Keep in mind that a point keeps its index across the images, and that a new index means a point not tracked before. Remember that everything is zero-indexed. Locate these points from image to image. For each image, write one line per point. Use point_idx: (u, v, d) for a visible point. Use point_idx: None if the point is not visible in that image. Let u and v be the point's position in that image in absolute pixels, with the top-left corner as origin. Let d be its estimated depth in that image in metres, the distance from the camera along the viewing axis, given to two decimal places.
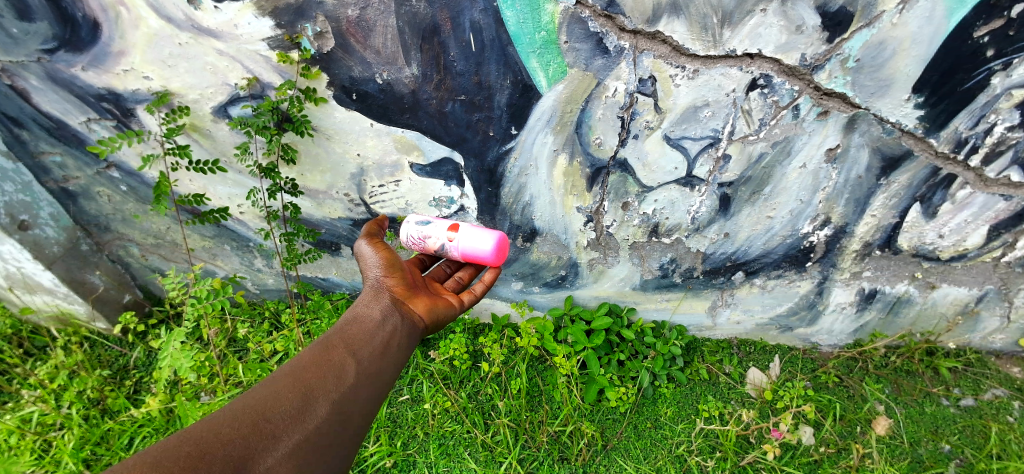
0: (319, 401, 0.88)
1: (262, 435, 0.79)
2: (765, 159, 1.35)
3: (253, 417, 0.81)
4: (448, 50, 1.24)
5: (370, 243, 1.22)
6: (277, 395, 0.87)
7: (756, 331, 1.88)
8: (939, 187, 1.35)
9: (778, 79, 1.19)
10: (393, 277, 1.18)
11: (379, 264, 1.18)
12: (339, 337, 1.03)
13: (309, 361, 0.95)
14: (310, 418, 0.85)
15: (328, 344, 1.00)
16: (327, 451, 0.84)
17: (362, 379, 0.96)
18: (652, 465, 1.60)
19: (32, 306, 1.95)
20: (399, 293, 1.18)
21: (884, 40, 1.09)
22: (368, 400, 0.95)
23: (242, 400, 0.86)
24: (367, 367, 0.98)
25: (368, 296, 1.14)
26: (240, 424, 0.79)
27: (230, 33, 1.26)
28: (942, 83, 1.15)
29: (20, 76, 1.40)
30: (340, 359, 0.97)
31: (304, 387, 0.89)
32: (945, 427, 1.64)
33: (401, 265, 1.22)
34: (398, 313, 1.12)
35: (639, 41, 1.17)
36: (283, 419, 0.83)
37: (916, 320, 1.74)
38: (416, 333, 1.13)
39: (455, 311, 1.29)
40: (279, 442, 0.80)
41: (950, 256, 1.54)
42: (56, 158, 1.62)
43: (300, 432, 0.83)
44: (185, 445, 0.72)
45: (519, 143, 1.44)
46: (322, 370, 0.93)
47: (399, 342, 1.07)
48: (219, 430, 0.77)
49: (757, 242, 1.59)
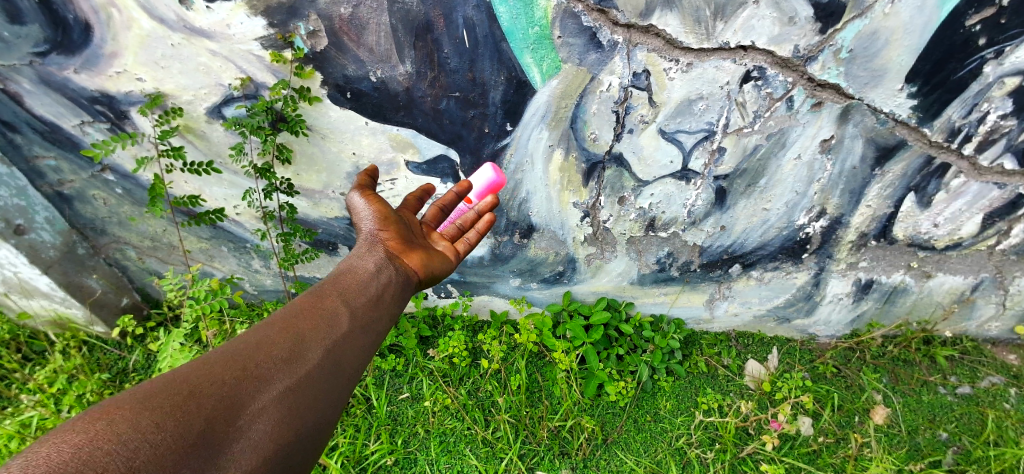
0: (312, 346, 0.86)
1: (254, 377, 0.76)
2: (759, 151, 1.36)
3: (244, 359, 0.78)
4: (442, 47, 1.25)
5: (363, 195, 1.19)
6: (267, 339, 0.84)
7: (754, 324, 1.89)
8: (934, 176, 1.36)
9: (772, 71, 1.19)
10: (388, 230, 1.16)
11: (373, 217, 1.16)
12: (333, 286, 1.01)
13: (302, 309, 0.92)
14: (303, 362, 0.83)
15: (320, 294, 0.98)
16: (323, 394, 0.82)
17: (356, 328, 0.94)
18: (652, 458, 1.61)
19: (30, 311, 1.95)
20: (394, 246, 1.15)
21: (876, 30, 1.09)
22: (362, 350, 0.93)
23: (230, 343, 0.82)
24: (362, 316, 0.97)
25: (362, 249, 1.12)
26: (229, 365, 0.76)
27: (223, 33, 1.26)
28: (935, 72, 1.15)
29: (12, 79, 1.40)
30: (333, 308, 0.95)
31: (296, 332, 0.87)
32: (942, 414, 1.65)
33: (396, 219, 1.20)
34: (393, 265, 1.10)
35: (632, 35, 1.18)
36: (275, 361, 0.80)
37: (912, 309, 1.74)
38: (409, 286, 1.12)
39: (451, 264, 1.25)
40: (271, 384, 0.77)
41: (945, 246, 1.54)
42: (51, 162, 1.62)
43: (293, 376, 0.80)
44: (174, 383, 0.69)
45: (515, 139, 1.44)
46: (315, 318, 0.91)
47: (394, 294, 1.06)
48: (208, 371, 0.74)
49: (753, 235, 1.59)
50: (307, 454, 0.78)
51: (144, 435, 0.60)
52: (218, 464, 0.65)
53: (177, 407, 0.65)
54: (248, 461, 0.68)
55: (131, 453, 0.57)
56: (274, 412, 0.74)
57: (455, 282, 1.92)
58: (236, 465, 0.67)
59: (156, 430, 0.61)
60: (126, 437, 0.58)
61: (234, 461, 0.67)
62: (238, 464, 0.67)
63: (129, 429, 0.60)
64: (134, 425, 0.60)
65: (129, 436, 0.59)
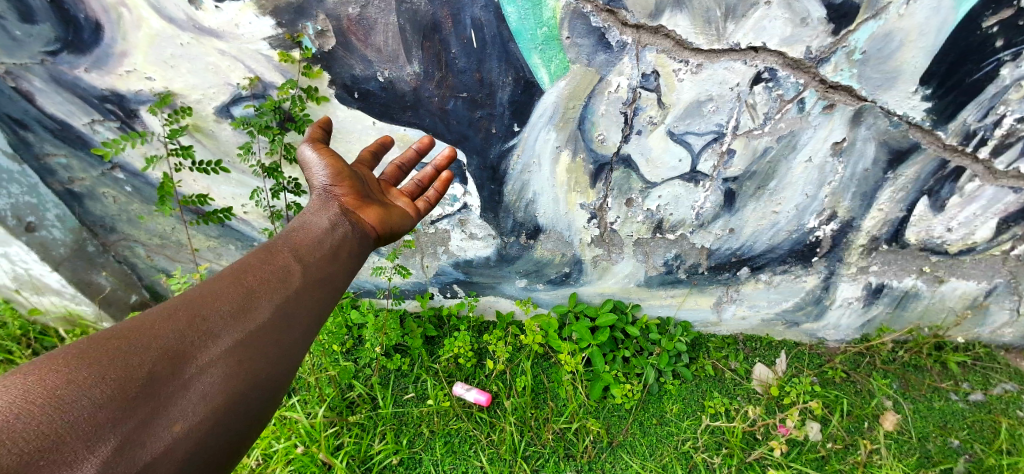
0: (261, 300, 0.84)
1: (199, 331, 0.76)
2: (770, 153, 1.34)
3: (189, 313, 0.78)
4: (449, 47, 1.24)
5: (314, 149, 1.13)
6: (214, 293, 0.82)
7: (762, 327, 1.88)
8: (947, 180, 1.34)
9: (783, 73, 1.18)
10: (343, 185, 1.10)
11: (325, 172, 1.10)
12: (286, 240, 0.98)
13: (251, 264, 0.90)
14: (251, 316, 0.81)
15: (273, 247, 0.95)
16: (274, 347, 0.81)
17: (310, 281, 0.91)
18: (658, 462, 1.60)
19: (40, 307, 1.97)
20: (351, 202, 1.10)
21: (890, 32, 1.07)
22: (318, 301, 0.91)
23: (181, 296, 0.82)
24: (317, 271, 0.94)
25: (317, 204, 1.07)
26: (173, 320, 0.76)
27: (231, 32, 1.26)
28: (950, 74, 1.13)
29: (24, 77, 1.41)
30: (284, 263, 0.92)
31: (245, 286, 0.85)
32: (954, 421, 1.63)
33: (352, 173, 1.14)
34: (350, 221, 1.06)
35: (641, 35, 1.16)
36: (222, 316, 0.79)
37: (924, 315, 1.72)
38: (369, 242, 1.09)
39: (413, 220, 1.23)
40: (218, 337, 0.77)
41: (959, 250, 1.52)
42: (61, 160, 1.63)
43: (240, 330, 0.79)
44: (116, 336, 0.71)
45: (522, 140, 1.43)
46: (265, 272, 0.89)
47: (352, 249, 1.03)
48: (153, 324, 0.74)
49: (762, 238, 1.58)
50: (266, 402, 0.79)
51: (80, 389, 0.62)
52: (164, 416, 0.67)
53: (115, 362, 0.67)
54: (198, 411, 0.70)
55: (68, 407, 0.60)
56: (220, 366, 0.74)
57: (461, 282, 1.92)
58: (184, 415, 0.68)
59: (94, 383, 0.63)
60: (63, 392, 0.61)
61: (182, 411, 0.68)
62: (186, 415, 0.69)
63: (66, 385, 0.62)
64: (71, 380, 0.63)
65: (65, 392, 0.61)
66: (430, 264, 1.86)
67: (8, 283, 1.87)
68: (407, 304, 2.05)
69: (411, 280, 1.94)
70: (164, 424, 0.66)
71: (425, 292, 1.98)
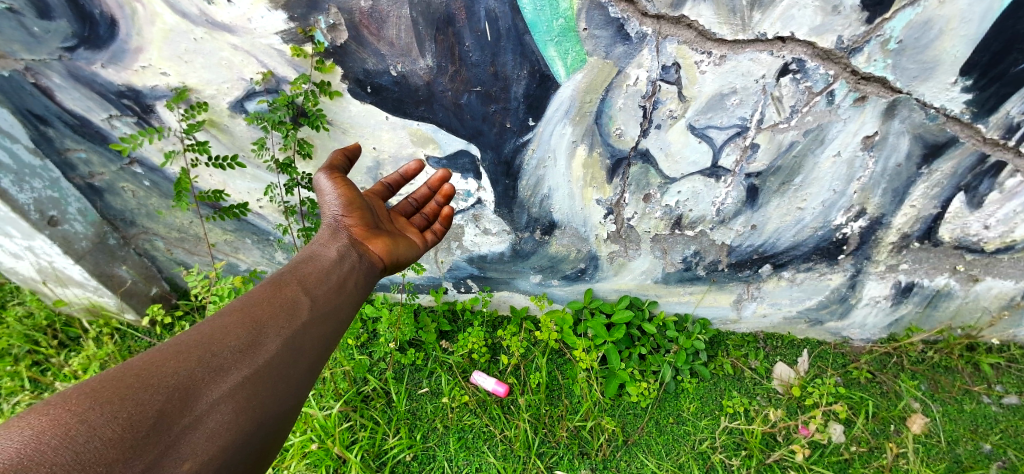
0: (270, 336, 0.86)
1: (209, 369, 0.76)
2: (796, 147, 1.29)
3: (201, 349, 0.78)
4: (463, 40, 1.21)
5: (329, 177, 1.14)
6: (224, 329, 0.83)
7: (784, 325, 1.83)
8: (986, 176, 1.27)
9: (812, 64, 1.12)
10: (352, 216, 1.15)
11: (337, 202, 1.13)
12: (294, 274, 1.01)
13: (259, 299, 0.92)
14: (261, 352, 0.83)
15: (279, 282, 0.97)
16: (281, 381, 0.82)
17: (316, 316, 0.94)
18: (674, 462, 1.58)
19: (65, 299, 2.02)
20: (359, 232, 1.15)
21: (930, 19, 1.00)
22: (323, 337, 0.93)
23: (187, 333, 0.83)
24: (323, 305, 0.97)
25: (325, 236, 1.12)
26: (186, 357, 0.76)
27: (244, 27, 1.24)
28: (993, 64, 1.06)
29: (43, 74, 1.42)
30: (293, 297, 0.94)
31: (254, 322, 0.87)
32: (985, 426, 1.58)
33: (362, 202, 1.17)
34: (356, 252, 1.11)
35: (662, 26, 1.11)
36: (232, 352, 0.80)
37: (956, 314, 1.65)
38: (374, 272, 1.14)
39: (418, 249, 1.31)
40: (228, 374, 0.78)
41: (996, 248, 1.45)
42: (82, 154, 1.66)
43: (250, 366, 0.80)
44: (127, 374, 0.70)
45: (537, 134, 1.40)
46: (274, 307, 0.91)
47: (356, 281, 1.07)
48: (163, 362, 0.74)
49: (786, 234, 1.53)
50: (271, 439, 0.79)
51: (93, 429, 0.61)
52: (174, 455, 0.66)
53: (127, 401, 0.66)
54: (205, 450, 0.69)
55: (78, 449, 0.58)
56: (229, 403, 0.75)
57: (475, 277, 1.91)
58: (192, 455, 0.68)
59: (107, 423, 0.62)
60: (75, 432, 0.60)
61: (191, 451, 0.68)
62: (195, 453, 0.68)
63: (79, 425, 0.61)
64: (84, 420, 0.61)
65: (77, 432, 0.60)
66: (444, 259, 1.86)
67: (32, 276, 1.91)
68: (421, 299, 2.06)
69: (425, 275, 1.94)
70: (174, 464, 0.65)
71: (439, 287, 1.98)
